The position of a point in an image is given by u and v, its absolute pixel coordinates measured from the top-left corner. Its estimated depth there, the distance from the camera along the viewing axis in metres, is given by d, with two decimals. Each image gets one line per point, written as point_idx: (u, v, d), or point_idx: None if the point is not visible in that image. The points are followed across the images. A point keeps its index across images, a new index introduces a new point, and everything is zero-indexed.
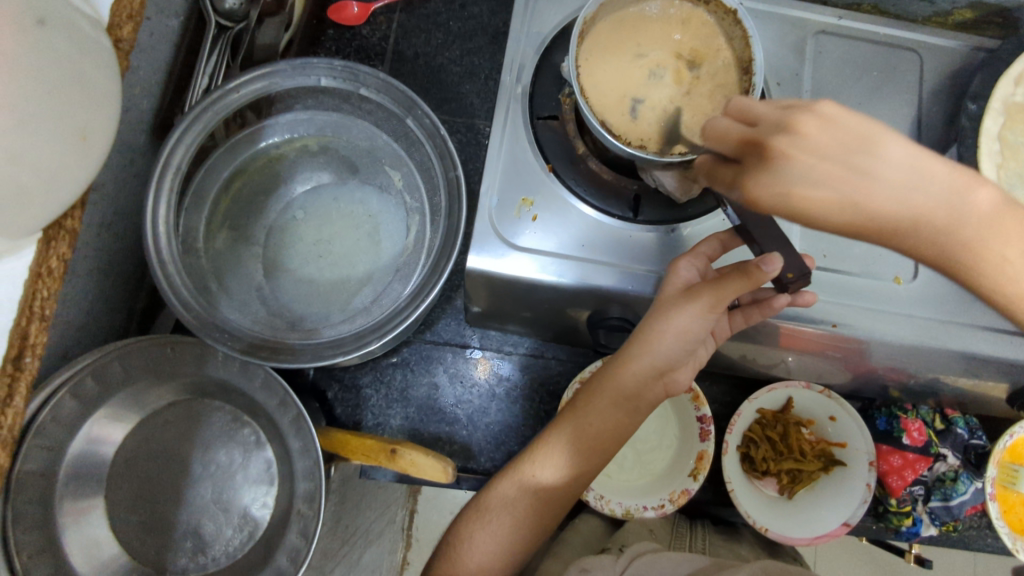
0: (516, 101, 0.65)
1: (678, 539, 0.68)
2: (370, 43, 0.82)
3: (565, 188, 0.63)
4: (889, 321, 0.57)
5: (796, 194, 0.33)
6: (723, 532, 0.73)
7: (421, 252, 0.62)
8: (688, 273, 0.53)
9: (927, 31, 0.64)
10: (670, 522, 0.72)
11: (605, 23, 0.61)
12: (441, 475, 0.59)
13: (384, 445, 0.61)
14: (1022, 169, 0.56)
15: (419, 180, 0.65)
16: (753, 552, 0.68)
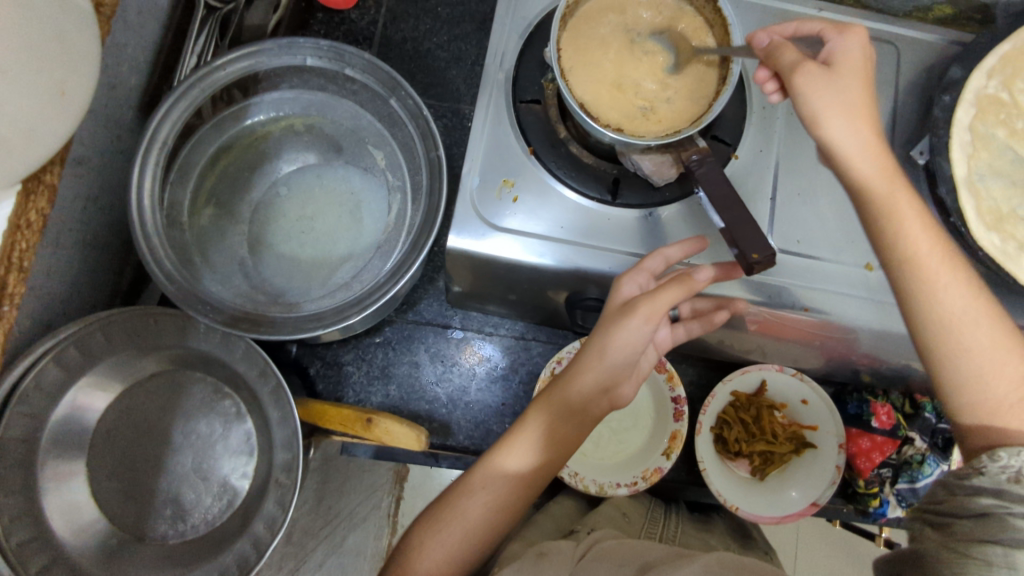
0: (499, 86, 0.67)
1: (652, 524, 0.68)
2: (359, 27, 0.83)
3: (546, 172, 0.65)
4: (857, 305, 0.59)
5: (864, 63, 0.50)
6: (694, 517, 0.74)
7: (402, 230, 0.63)
8: (630, 289, 0.54)
9: (901, 27, 0.72)
10: (645, 504, 0.73)
11: (588, 10, 0.63)
12: (415, 443, 0.61)
13: (360, 414, 0.62)
14: (989, 158, 0.66)
15: (402, 160, 0.66)
16: (727, 542, 0.69)
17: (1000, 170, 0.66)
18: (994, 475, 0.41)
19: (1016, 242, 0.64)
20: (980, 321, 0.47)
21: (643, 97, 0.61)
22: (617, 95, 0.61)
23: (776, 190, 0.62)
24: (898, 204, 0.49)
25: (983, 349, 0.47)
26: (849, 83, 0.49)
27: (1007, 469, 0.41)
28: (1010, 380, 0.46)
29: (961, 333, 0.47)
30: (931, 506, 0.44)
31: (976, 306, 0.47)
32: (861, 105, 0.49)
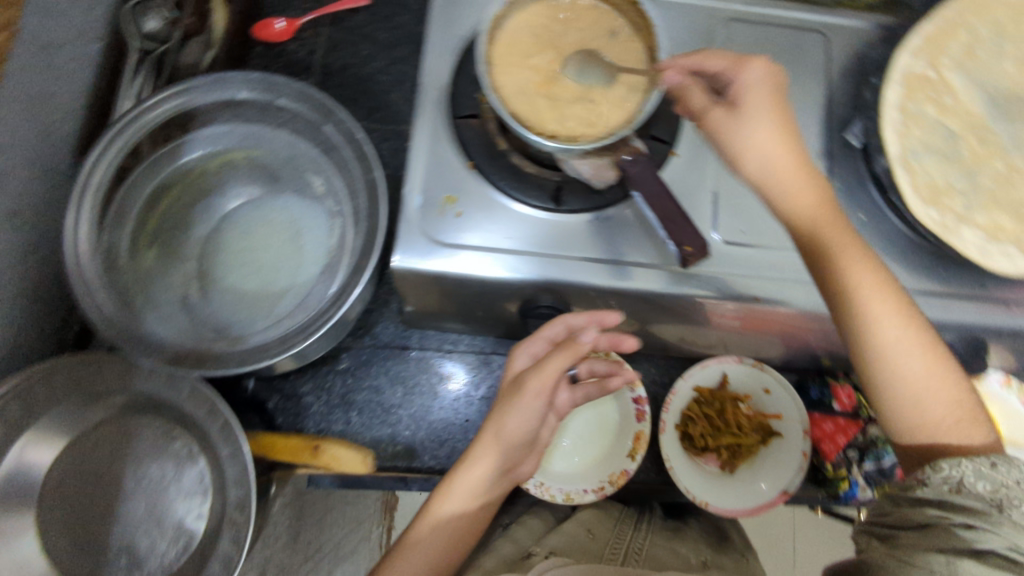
0: (435, 103, 0.67)
1: (618, 538, 0.70)
2: (297, 58, 0.81)
3: (486, 184, 0.65)
4: (805, 290, 0.60)
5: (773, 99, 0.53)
6: (667, 526, 0.75)
7: (343, 253, 0.62)
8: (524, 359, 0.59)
9: (830, 15, 0.74)
10: (612, 515, 0.74)
11: (516, 24, 0.63)
12: (361, 466, 0.67)
13: (306, 442, 0.67)
14: (922, 135, 0.67)
15: (341, 184, 0.64)
16: (694, 552, 0.70)
17: (933, 146, 0.67)
18: (938, 487, 0.44)
19: (954, 216, 0.65)
20: (916, 347, 0.49)
21: (582, 102, 0.61)
22: (558, 102, 0.61)
23: (718, 184, 0.63)
24: (820, 233, 0.52)
25: (920, 375, 0.49)
26: (749, 128, 0.54)
27: (949, 479, 0.44)
28: (945, 403, 0.49)
29: (899, 361, 0.49)
30: (879, 519, 0.47)
31: (911, 331, 0.49)
32: (764, 147, 0.53)
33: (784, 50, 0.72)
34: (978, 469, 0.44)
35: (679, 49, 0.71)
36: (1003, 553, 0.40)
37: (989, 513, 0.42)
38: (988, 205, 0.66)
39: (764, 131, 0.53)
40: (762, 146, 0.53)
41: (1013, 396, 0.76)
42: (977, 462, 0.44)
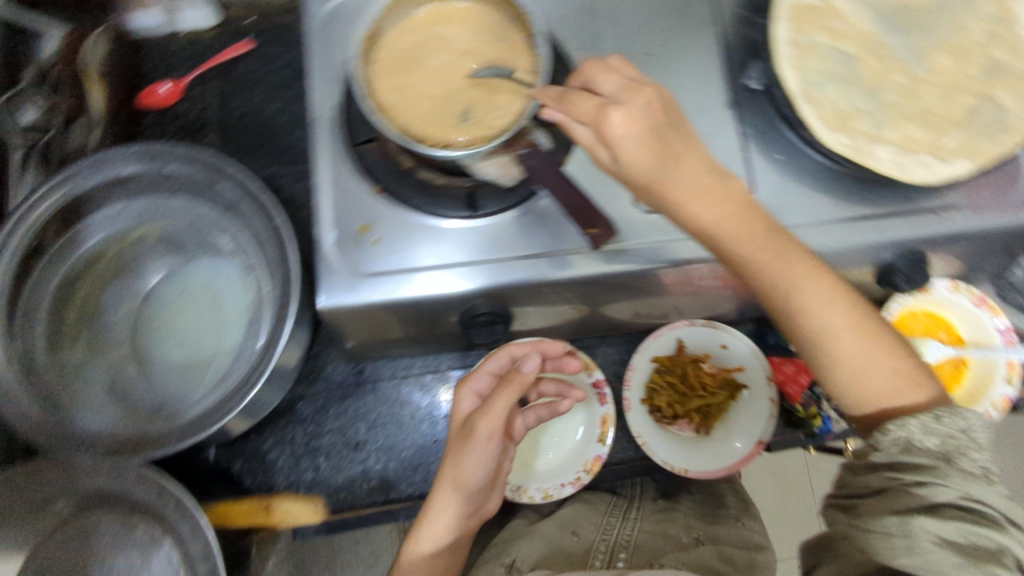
0: (331, 133, 0.66)
1: (605, 533, 0.75)
2: (190, 118, 0.79)
3: (397, 205, 0.64)
4: None
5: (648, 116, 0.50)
6: (657, 508, 0.80)
7: (264, 305, 0.60)
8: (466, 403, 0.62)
9: None
10: (599, 508, 0.80)
11: (391, 39, 0.62)
12: (314, 514, 0.71)
13: (259, 501, 0.70)
14: (818, 66, 0.66)
15: (246, 240, 0.62)
16: (685, 532, 0.75)
17: (832, 73, 0.66)
18: (889, 450, 0.45)
19: (863, 137, 0.65)
20: (847, 326, 0.49)
21: (473, 98, 0.60)
22: (449, 104, 0.60)
23: None
24: (731, 245, 0.50)
25: (855, 356, 0.49)
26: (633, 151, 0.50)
27: (898, 440, 0.45)
28: (886, 376, 0.49)
29: (834, 343, 0.49)
30: (840, 491, 0.48)
31: (837, 319, 0.49)
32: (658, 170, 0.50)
33: (669, 6, 0.71)
34: (926, 426, 0.45)
35: (563, 28, 0.70)
36: (956, 502, 0.42)
37: (937, 466, 0.43)
38: (895, 119, 0.65)
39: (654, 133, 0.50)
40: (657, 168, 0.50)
41: (967, 298, 0.75)
42: (922, 419, 0.45)
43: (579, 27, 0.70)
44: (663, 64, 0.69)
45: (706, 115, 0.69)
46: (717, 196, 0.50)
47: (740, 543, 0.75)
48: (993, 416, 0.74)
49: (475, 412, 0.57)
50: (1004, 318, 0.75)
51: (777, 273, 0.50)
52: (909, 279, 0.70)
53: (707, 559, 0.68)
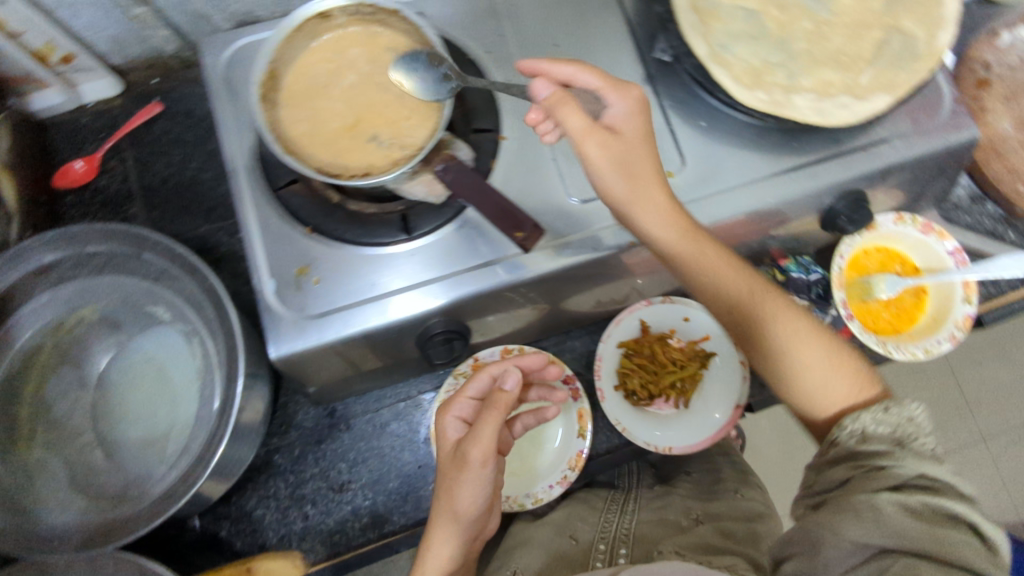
0: (252, 181, 0.64)
1: (604, 529, 0.77)
2: (112, 191, 0.78)
3: (332, 241, 0.64)
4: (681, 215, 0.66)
5: (644, 128, 0.59)
6: (654, 495, 0.83)
7: (213, 367, 0.59)
8: (452, 430, 0.62)
9: None
10: (597, 507, 0.82)
11: (291, 75, 0.61)
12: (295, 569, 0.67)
13: (237, 565, 0.64)
14: (724, 26, 0.66)
15: (183, 306, 0.60)
16: (684, 515, 0.75)
17: (739, 33, 0.66)
18: (849, 440, 0.54)
19: (781, 90, 0.65)
20: (807, 332, 0.60)
21: (380, 117, 0.60)
22: (357, 126, 0.60)
23: (556, 149, 0.66)
24: (705, 249, 0.59)
25: (815, 358, 0.59)
26: (622, 149, 0.58)
27: (854, 433, 0.55)
28: (842, 383, 0.58)
29: (795, 348, 0.60)
30: (809, 490, 0.55)
31: (796, 325, 0.60)
32: (641, 162, 0.58)
33: None
34: (874, 416, 0.55)
35: (467, 34, 0.69)
36: (911, 479, 0.49)
37: (891, 451, 0.52)
38: (811, 66, 0.65)
39: (642, 168, 0.58)
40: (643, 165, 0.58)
41: (913, 228, 0.76)
42: (873, 412, 0.55)
43: (481, 32, 0.69)
44: (572, 54, 0.69)
45: None
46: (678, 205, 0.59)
47: (740, 514, 0.74)
48: (958, 338, 0.72)
49: (465, 439, 0.58)
50: (954, 241, 0.75)
51: (748, 286, 0.61)
52: (853, 221, 0.70)
53: (704, 535, 0.68)
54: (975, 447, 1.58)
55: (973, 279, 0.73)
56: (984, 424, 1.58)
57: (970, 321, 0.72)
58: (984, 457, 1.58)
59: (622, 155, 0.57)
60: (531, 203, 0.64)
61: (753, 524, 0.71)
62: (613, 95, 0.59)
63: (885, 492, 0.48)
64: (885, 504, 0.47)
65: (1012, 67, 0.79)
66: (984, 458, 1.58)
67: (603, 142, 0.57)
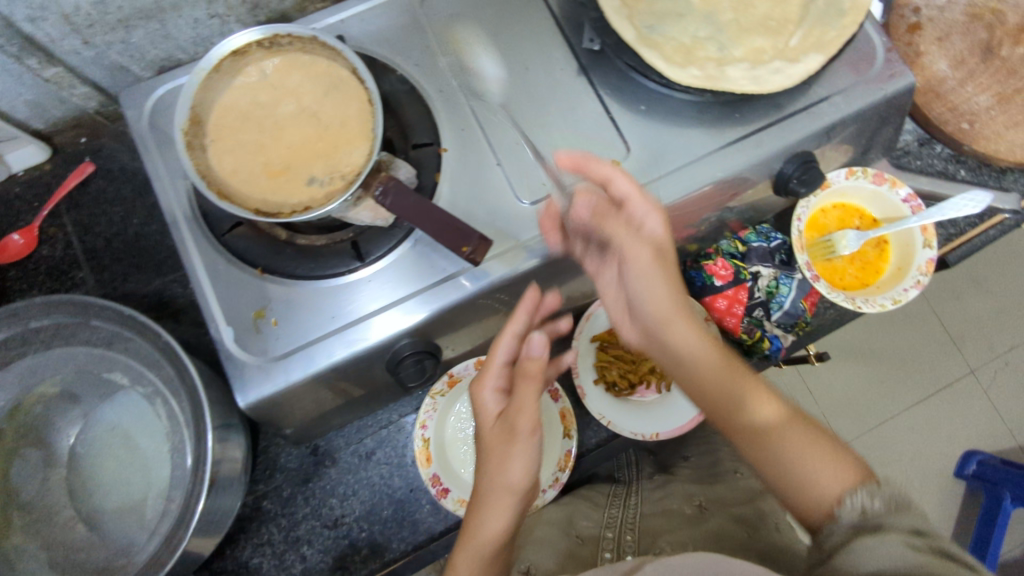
0: (195, 229, 0.63)
1: (612, 524, 0.79)
2: (56, 259, 0.77)
3: (284, 279, 0.62)
4: None
5: (656, 222, 0.60)
6: (654, 484, 0.85)
7: (180, 425, 0.57)
8: (489, 401, 0.63)
9: None
10: (601, 505, 0.83)
11: (216, 116, 0.59)
12: None
13: None
14: (650, 7, 0.66)
15: (140, 367, 0.58)
16: (685, 503, 0.79)
17: (664, 12, 0.66)
18: (852, 513, 0.51)
19: (713, 63, 0.64)
20: (795, 431, 0.57)
21: (310, 146, 0.59)
22: (287, 158, 0.59)
23: (498, 154, 0.66)
24: (680, 334, 0.59)
25: (811, 456, 0.55)
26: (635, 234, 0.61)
27: (855, 509, 0.51)
28: (838, 482, 0.54)
29: (784, 444, 0.56)
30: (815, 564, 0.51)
31: (781, 416, 0.57)
32: (647, 250, 0.60)
33: None
34: (873, 492, 0.52)
35: (393, 51, 0.68)
36: (901, 528, 0.48)
37: (885, 509, 0.50)
38: (738, 36, 0.66)
39: (667, 275, 0.60)
40: (654, 255, 0.60)
41: (866, 180, 0.76)
42: (870, 489, 0.52)
43: (407, 47, 0.69)
44: (500, 57, 0.68)
45: (559, 91, 0.68)
46: (669, 287, 0.60)
47: (739, 497, 0.78)
48: (924, 284, 0.72)
49: (511, 412, 0.60)
50: (907, 188, 0.75)
51: (731, 378, 0.58)
52: (804, 182, 0.69)
53: (713, 527, 0.72)
54: (965, 380, 1.60)
55: (931, 222, 0.73)
56: (971, 357, 1.61)
57: (933, 265, 0.73)
58: (974, 388, 1.60)
59: (638, 245, 0.60)
60: (481, 211, 0.64)
61: (749, 509, 0.75)
62: (654, 211, 0.60)
63: (879, 535, 0.48)
64: (888, 543, 0.47)
65: (940, 8, 0.80)
66: (975, 390, 1.60)
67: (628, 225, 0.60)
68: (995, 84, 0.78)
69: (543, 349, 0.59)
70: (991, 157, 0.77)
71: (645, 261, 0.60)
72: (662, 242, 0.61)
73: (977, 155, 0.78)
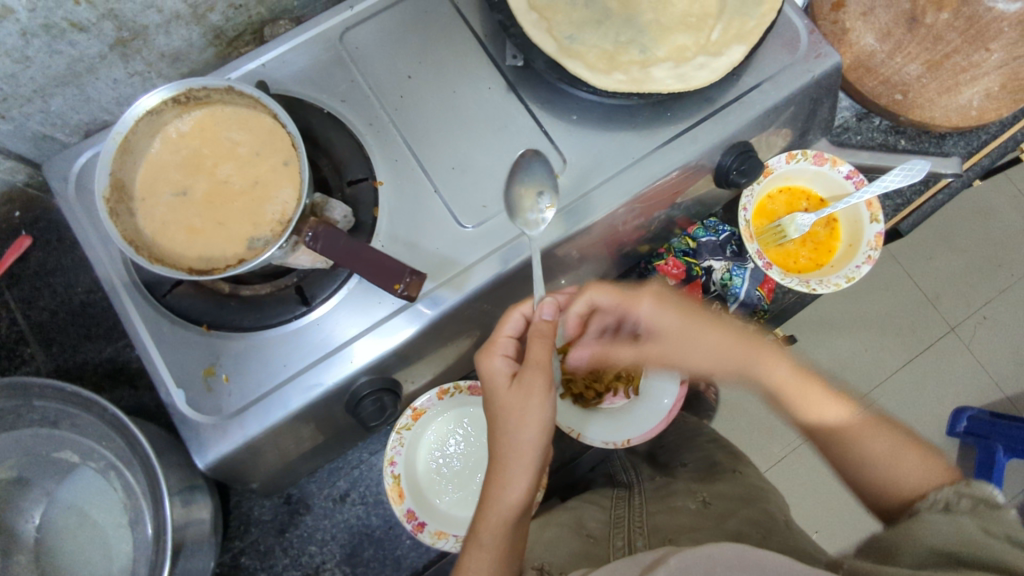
0: (136, 294, 0.62)
1: (619, 525, 0.74)
2: (2, 337, 0.76)
3: (230, 332, 0.61)
4: (577, 212, 0.65)
5: (674, 302, 0.68)
6: (656, 486, 0.82)
7: (137, 497, 0.56)
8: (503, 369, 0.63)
9: None
10: (606, 508, 0.80)
11: (141, 178, 0.58)
12: None
13: None
14: (567, 16, 0.67)
15: (90, 442, 0.57)
16: (689, 498, 0.75)
17: (582, 22, 0.67)
18: (938, 497, 0.53)
19: (637, 66, 0.65)
20: (869, 429, 0.62)
21: (239, 198, 0.58)
22: (213, 220, 0.58)
23: (435, 180, 0.65)
24: (778, 368, 0.66)
25: (886, 456, 0.59)
26: (669, 313, 0.68)
27: (938, 500, 0.52)
28: (919, 471, 0.56)
29: (873, 447, 0.60)
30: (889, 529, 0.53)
31: (859, 426, 0.63)
32: (694, 346, 0.68)
33: (409, 23, 0.70)
34: (957, 488, 0.51)
35: (318, 90, 0.68)
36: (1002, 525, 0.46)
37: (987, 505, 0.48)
38: (660, 38, 0.66)
39: (705, 334, 0.67)
40: (692, 341, 0.68)
41: (807, 162, 0.76)
42: (958, 484, 0.51)
43: (331, 83, 0.68)
44: (426, 83, 0.68)
45: (489, 109, 0.67)
46: (724, 344, 0.67)
47: (744, 488, 0.75)
48: (875, 258, 0.72)
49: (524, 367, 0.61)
50: (848, 164, 0.75)
51: (812, 401, 0.65)
52: (744, 172, 0.69)
53: (727, 515, 0.68)
54: (946, 339, 1.61)
55: (874, 197, 0.73)
56: (949, 315, 1.62)
57: (881, 239, 0.73)
58: (957, 346, 1.61)
59: (669, 331, 0.68)
60: (424, 239, 0.63)
61: (751, 502, 0.71)
62: (648, 305, 0.67)
63: (949, 520, 0.48)
64: (961, 525, 0.47)
65: None
66: (958, 347, 1.61)
67: (633, 346, 0.69)
68: (924, 52, 0.78)
69: (553, 311, 0.62)
70: (927, 124, 0.78)
71: (688, 350, 0.68)
72: (680, 321, 0.68)
73: (914, 124, 0.79)
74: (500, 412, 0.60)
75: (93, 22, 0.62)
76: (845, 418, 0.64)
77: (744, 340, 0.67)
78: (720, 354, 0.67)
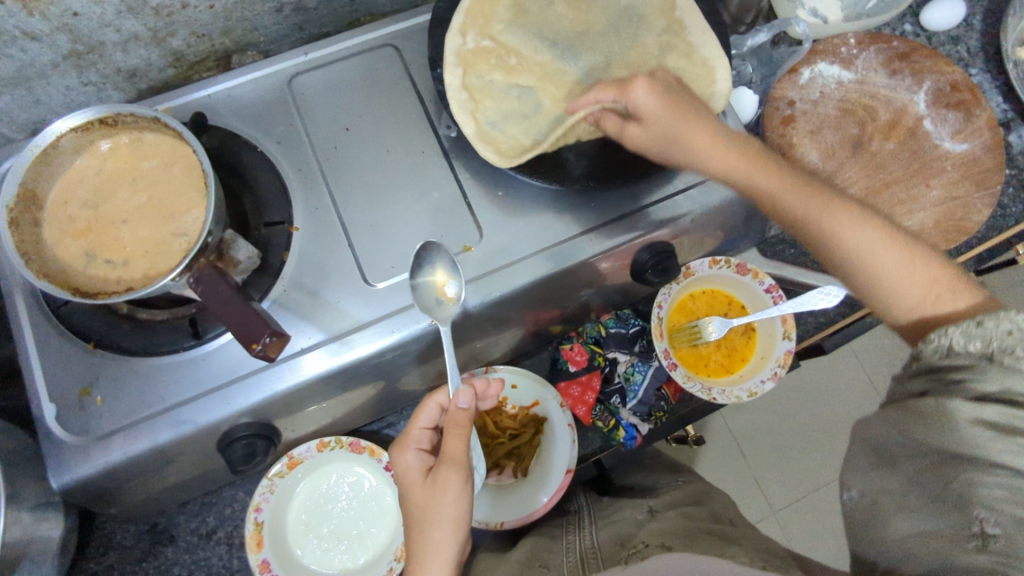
0: (32, 300, 0.62)
1: (570, 549, 0.63)
2: None
3: (116, 354, 0.61)
4: (485, 285, 0.64)
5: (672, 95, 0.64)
6: (593, 504, 0.75)
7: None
8: (418, 460, 0.61)
9: (391, 22, 0.73)
10: (555, 537, 0.68)
11: (54, 191, 0.59)
12: None
13: None
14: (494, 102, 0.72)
15: None
16: (637, 509, 0.67)
17: (509, 111, 0.72)
18: (931, 357, 0.50)
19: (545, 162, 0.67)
20: (891, 245, 0.57)
21: (144, 227, 0.59)
22: (115, 244, 0.58)
23: (350, 234, 0.65)
24: (765, 189, 0.62)
25: (899, 264, 0.56)
26: (662, 119, 0.62)
27: (939, 348, 0.50)
28: (921, 283, 0.55)
29: (842, 244, 0.58)
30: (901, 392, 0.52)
31: (870, 237, 0.58)
32: (694, 132, 0.62)
33: (357, 77, 0.71)
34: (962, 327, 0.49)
35: (256, 127, 0.69)
36: (999, 395, 0.45)
37: (979, 364, 0.46)
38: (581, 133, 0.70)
39: (702, 124, 0.63)
40: (690, 133, 0.62)
41: (729, 269, 0.76)
42: (961, 326, 0.48)
43: (270, 123, 0.69)
44: (362, 138, 0.69)
45: (415, 172, 0.68)
46: (737, 150, 0.63)
47: (691, 496, 0.69)
48: (780, 376, 0.73)
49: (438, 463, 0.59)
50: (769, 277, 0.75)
51: (820, 218, 0.60)
52: (660, 271, 0.69)
53: (678, 518, 0.61)
54: None
55: (790, 314, 0.73)
56: None
57: (790, 357, 0.74)
58: None
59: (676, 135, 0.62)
60: (324, 292, 0.64)
61: (702, 507, 0.65)
62: (640, 94, 0.63)
63: (938, 403, 0.47)
64: (955, 429, 0.46)
65: (814, 102, 0.82)
66: None
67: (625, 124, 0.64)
68: (864, 177, 0.79)
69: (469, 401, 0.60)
70: None
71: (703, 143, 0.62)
72: (674, 121, 0.62)
73: None
74: (414, 515, 0.58)
75: (46, 33, 0.64)
76: (854, 229, 0.58)
77: (748, 149, 0.64)
78: (731, 156, 0.62)
